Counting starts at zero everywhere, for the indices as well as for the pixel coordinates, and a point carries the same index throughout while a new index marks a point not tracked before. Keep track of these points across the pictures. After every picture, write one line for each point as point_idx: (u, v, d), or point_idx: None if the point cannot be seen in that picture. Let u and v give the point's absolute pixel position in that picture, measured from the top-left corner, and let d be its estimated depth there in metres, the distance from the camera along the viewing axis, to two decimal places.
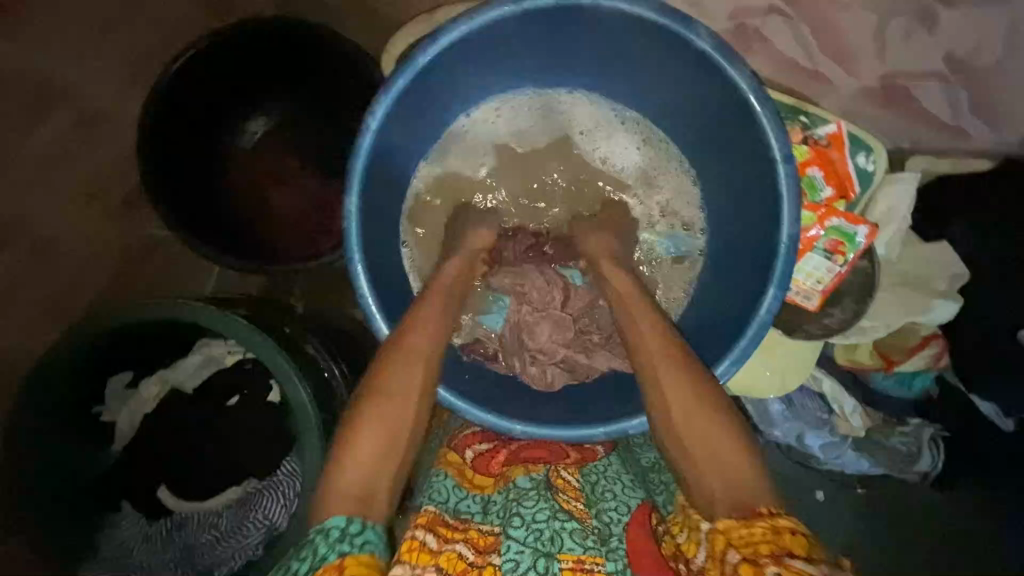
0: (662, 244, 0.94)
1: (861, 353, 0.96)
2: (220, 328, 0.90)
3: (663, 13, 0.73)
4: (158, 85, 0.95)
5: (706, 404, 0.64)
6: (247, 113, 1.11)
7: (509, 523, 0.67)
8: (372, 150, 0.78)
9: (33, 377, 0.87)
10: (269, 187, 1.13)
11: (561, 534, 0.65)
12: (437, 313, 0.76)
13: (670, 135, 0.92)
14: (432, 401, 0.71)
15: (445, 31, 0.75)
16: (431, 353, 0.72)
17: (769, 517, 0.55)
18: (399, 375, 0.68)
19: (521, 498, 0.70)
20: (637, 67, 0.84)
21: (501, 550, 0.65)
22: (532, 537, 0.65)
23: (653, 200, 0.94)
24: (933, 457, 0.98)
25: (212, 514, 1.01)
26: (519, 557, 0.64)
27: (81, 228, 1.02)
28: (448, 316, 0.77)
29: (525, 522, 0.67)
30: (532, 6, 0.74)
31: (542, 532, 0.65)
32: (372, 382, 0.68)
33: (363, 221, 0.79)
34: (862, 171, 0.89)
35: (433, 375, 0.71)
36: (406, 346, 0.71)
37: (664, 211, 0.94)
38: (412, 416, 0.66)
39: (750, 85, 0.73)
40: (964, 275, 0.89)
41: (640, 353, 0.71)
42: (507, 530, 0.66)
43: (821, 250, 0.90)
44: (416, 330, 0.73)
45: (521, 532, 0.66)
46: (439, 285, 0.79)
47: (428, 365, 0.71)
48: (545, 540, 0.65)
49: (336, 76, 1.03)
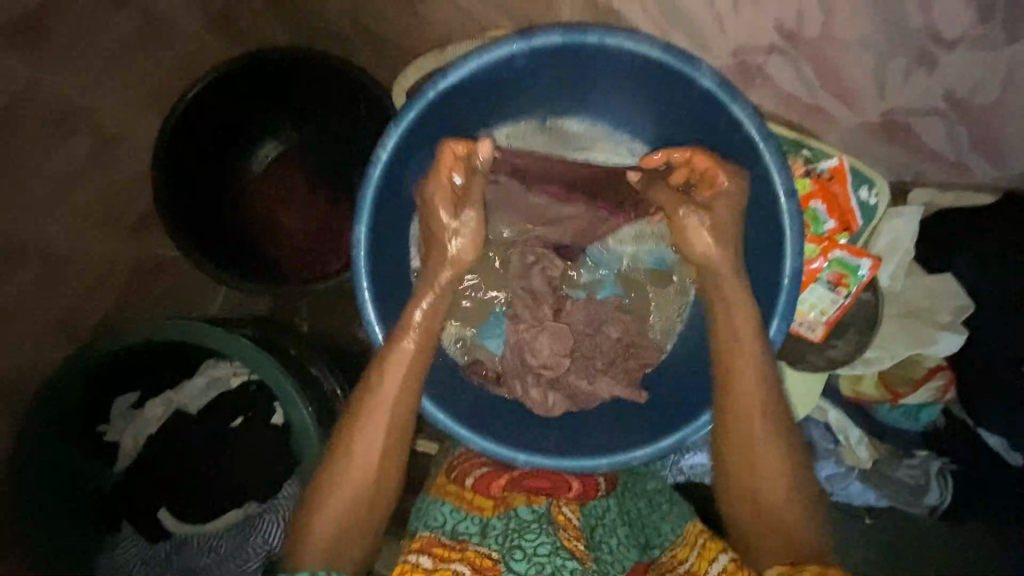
0: (645, 258, 0.95)
1: (865, 384, 0.96)
2: (227, 351, 0.91)
3: (668, 52, 0.75)
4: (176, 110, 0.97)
5: (787, 456, 0.71)
6: (258, 137, 1.14)
7: (509, 554, 0.69)
8: (382, 180, 0.80)
9: (46, 387, 0.90)
10: (279, 209, 1.15)
11: (563, 572, 0.67)
12: (411, 352, 0.75)
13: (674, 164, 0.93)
14: (404, 453, 0.75)
15: (453, 68, 0.77)
16: (401, 407, 0.74)
17: (821, 566, 0.62)
18: (363, 432, 0.73)
19: (523, 530, 0.71)
20: (640, 100, 0.86)
21: None
22: (533, 570, 0.67)
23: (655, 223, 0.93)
24: (942, 490, 0.96)
25: (212, 537, 1.00)
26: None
27: (90, 249, 1.03)
28: (428, 357, 0.77)
29: (526, 554, 0.68)
30: (539, 44, 0.76)
31: (544, 565, 0.67)
32: (340, 437, 0.73)
33: (371, 249, 0.81)
34: (864, 205, 0.90)
35: (399, 427, 0.74)
36: (375, 402, 0.73)
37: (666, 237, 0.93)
38: (374, 470, 0.72)
39: (753, 122, 0.75)
40: (970, 307, 0.89)
41: (730, 395, 0.73)
42: (508, 561, 0.68)
43: (825, 282, 0.91)
44: (384, 380, 0.74)
45: (523, 564, 0.68)
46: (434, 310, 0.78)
47: (398, 422, 0.74)
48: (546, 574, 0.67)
49: (343, 97, 1.05)
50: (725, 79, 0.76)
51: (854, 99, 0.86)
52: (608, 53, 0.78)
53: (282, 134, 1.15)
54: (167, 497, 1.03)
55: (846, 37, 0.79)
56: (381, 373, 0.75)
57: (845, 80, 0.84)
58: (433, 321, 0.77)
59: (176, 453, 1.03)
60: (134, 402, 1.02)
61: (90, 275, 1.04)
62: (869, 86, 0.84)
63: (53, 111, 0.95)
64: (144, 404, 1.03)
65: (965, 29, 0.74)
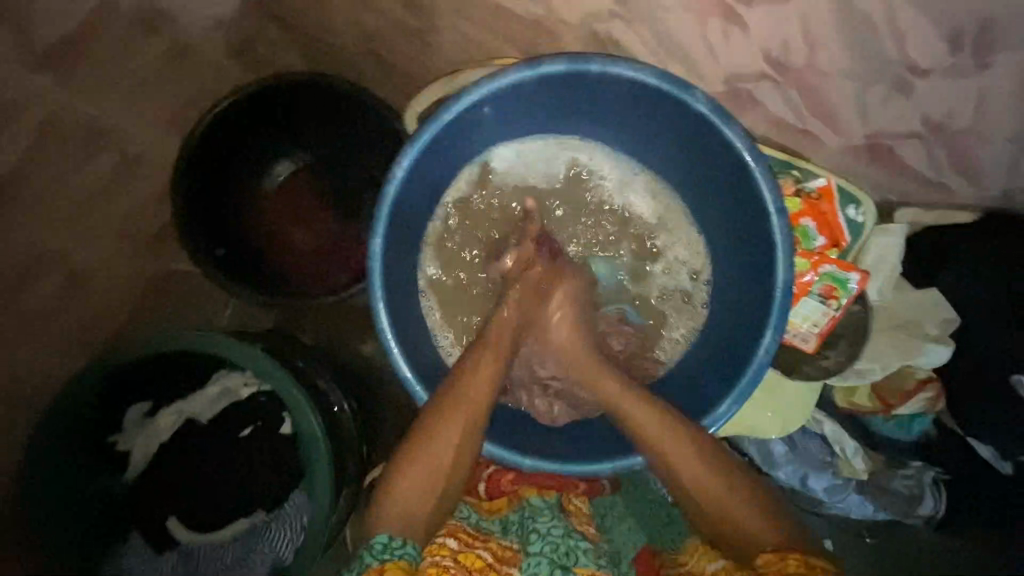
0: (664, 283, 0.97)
1: (859, 396, 0.99)
2: (240, 361, 0.94)
3: (665, 78, 0.80)
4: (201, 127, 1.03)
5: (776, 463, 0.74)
6: (273, 157, 1.18)
7: (527, 539, 0.73)
8: (396, 197, 0.84)
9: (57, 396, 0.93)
10: (292, 227, 1.19)
11: (576, 551, 0.72)
12: (492, 368, 0.80)
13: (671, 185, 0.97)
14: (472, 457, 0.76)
15: (464, 92, 0.82)
16: (480, 416, 0.77)
17: (800, 554, 0.63)
18: (445, 427, 0.75)
19: (536, 513, 0.77)
20: (641, 123, 0.90)
21: (522, 564, 0.71)
22: (550, 549, 0.72)
23: (661, 246, 0.97)
24: (935, 500, 0.98)
25: (220, 545, 1.02)
26: (539, 568, 0.70)
27: (113, 262, 1.08)
28: (499, 375, 0.81)
29: (541, 534, 0.74)
30: (546, 71, 0.82)
31: (558, 545, 0.72)
32: (423, 424, 0.76)
33: (385, 262, 0.85)
34: (851, 223, 0.95)
35: (477, 431, 0.76)
36: (459, 406, 0.76)
37: (671, 260, 0.97)
38: (456, 458, 0.74)
39: (745, 144, 0.80)
40: (955, 321, 0.93)
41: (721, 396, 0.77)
42: (527, 546, 0.73)
43: (816, 295, 0.95)
44: (467, 389, 0.78)
45: (538, 545, 0.72)
46: (493, 340, 0.83)
47: (476, 430, 0.76)
48: (562, 554, 0.72)
49: (356, 120, 1.10)
50: (719, 104, 0.81)
51: (839, 122, 0.92)
52: (610, 80, 0.83)
53: (295, 154, 1.19)
54: (179, 506, 1.04)
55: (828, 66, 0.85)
56: (463, 382, 0.78)
57: (829, 104, 0.90)
58: (503, 346, 0.83)
59: (189, 461, 1.06)
60: (147, 410, 1.04)
61: (109, 287, 1.08)
62: (851, 111, 0.89)
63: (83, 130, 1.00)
64: (156, 413, 1.04)
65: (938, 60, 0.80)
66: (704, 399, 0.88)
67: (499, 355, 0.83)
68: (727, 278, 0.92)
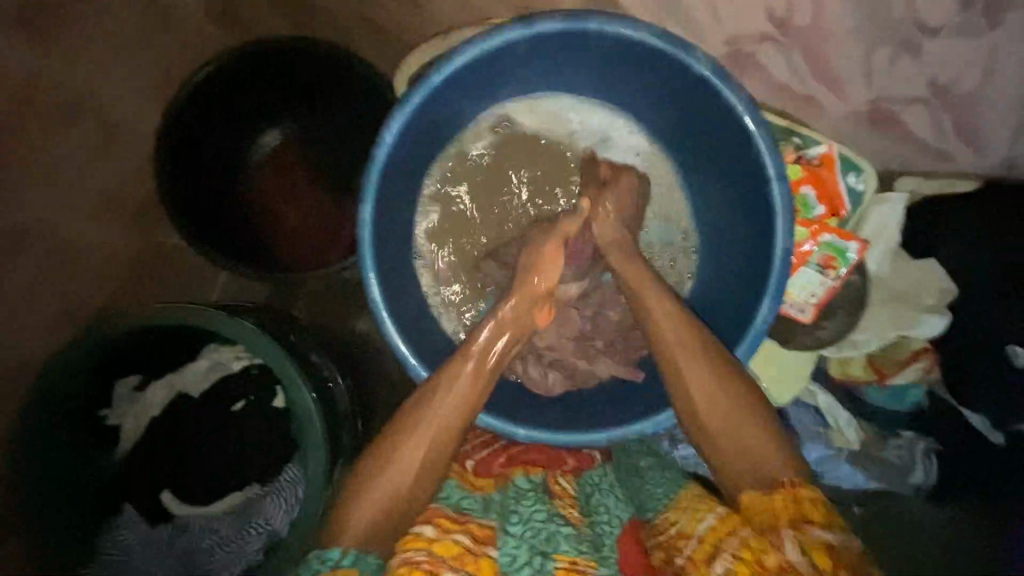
0: (655, 232, 0.96)
1: (854, 367, 1.00)
2: (229, 334, 0.92)
3: (664, 38, 0.77)
4: (167, 114, 0.99)
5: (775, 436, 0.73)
6: (261, 126, 1.14)
7: (506, 519, 0.70)
8: (387, 165, 0.82)
9: (55, 369, 0.91)
10: (282, 200, 1.15)
11: (557, 537, 0.69)
12: (475, 359, 0.79)
13: (670, 151, 0.95)
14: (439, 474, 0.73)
15: (457, 51, 0.79)
16: (452, 425, 0.74)
17: (791, 486, 0.63)
18: (423, 420, 0.73)
19: (519, 498, 0.73)
20: (640, 85, 0.87)
21: (499, 544, 0.67)
22: (530, 533, 0.68)
23: (654, 206, 0.96)
24: (927, 470, 0.97)
25: (214, 518, 1.01)
26: (517, 552, 0.67)
27: (99, 234, 1.05)
28: (488, 371, 0.80)
29: (523, 519, 0.70)
30: (540, 31, 0.78)
31: (540, 531, 0.69)
32: (401, 422, 0.74)
33: (376, 232, 0.82)
34: (852, 190, 0.93)
35: (456, 427, 0.74)
36: (430, 417, 0.74)
37: (665, 222, 0.96)
38: (431, 458, 0.71)
39: (746, 108, 0.77)
40: (953, 292, 0.92)
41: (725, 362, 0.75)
42: (506, 526, 0.69)
43: (815, 265, 0.94)
44: (441, 403, 0.75)
45: (518, 528, 0.69)
46: (483, 326, 0.83)
47: (449, 442, 0.73)
48: (542, 539, 0.68)
49: (344, 87, 1.07)
50: (720, 66, 0.78)
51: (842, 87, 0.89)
52: (608, 41, 0.80)
53: (283, 121, 1.15)
54: (170, 481, 1.03)
55: None
56: (438, 396, 0.76)
57: None
58: (494, 341, 0.81)
59: (180, 437, 1.04)
60: (136, 385, 1.02)
61: (94, 261, 1.05)
62: None
63: None
64: (147, 387, 1.03)
65: None
66: None
67: (494, 336, 0.82)
68: (724, 247, 0.91)
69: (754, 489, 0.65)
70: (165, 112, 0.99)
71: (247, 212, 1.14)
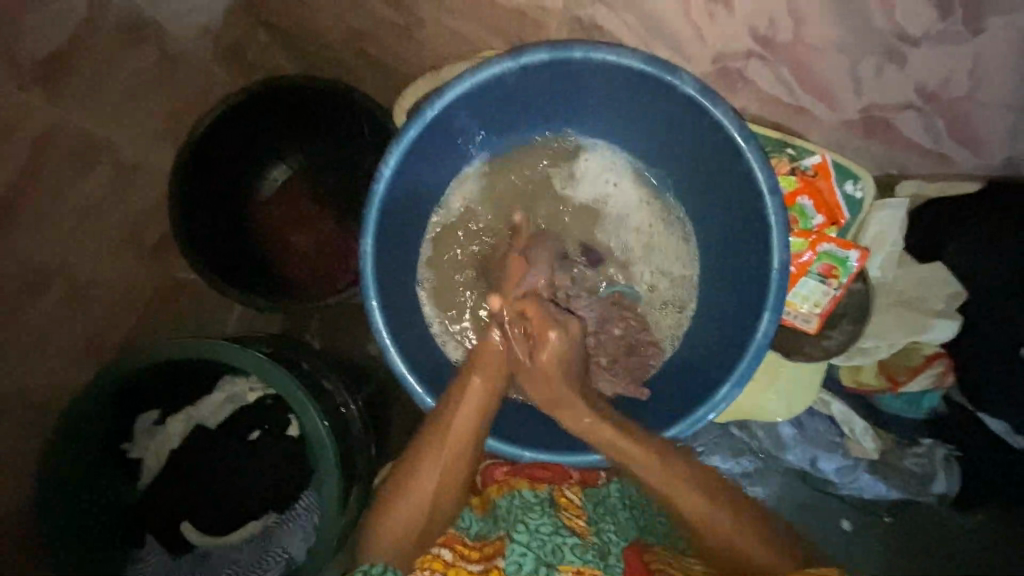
0: (660, 275, 0.97)
1: (866, 375, 0.98)
2: (241, 365, 0.94)
3: (650, 62, 0.79)
4: (188, 146, 1.02)
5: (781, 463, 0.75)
6: (270, 162, 1.19)
7: (514, 528, 0.72)
8: (386, 195, 0.84)
9: (84, 398, 0.92)
10: (292, 231, 1.20)
11: (563, 548, 0.71)
12: (477, 397, 0.79)
13: (661, 192, 0.97)
14: (456, 492, 0.77)
15: (448, 87, 0.81)
16: (458, 462, 0.77)
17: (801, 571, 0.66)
18: (433, 458, 0.76)
19: (524, 505, 0.76)
20: (632, 107, 0.89)
21: (507, 553, 0.71)
22: (535, 543, 0.70)
23: (655, 250, 0.97)
24: (948, 478, 0.98)
25: (233, 549, 1.03)
26: (523, 560, 0.69)
27: (111, 277, 1.08)
28: (489, 405, 0.80)
29: (530, 529, 0.72)
30: (528, 62, 0.81)
31: (545, 543, 0.71)
32: (406, 463, 0.77)
33: (378, 262, 0.84)
34: (850, 199, 0.92)
35: (460, 466, 0.77)
36: (444, 435, 0.77)
37: (662, 265, 0.97)
38: (435, 497, 0.75)
39: (734, 125, 0.78)
40: (961, 294, 0.91)
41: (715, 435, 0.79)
42: (513, 534, 0.72)
43: (816, 274, 0.93)
44: (456, 416, 0.78)
45: (524, 537, 0.71)
46: (487, 357, 0.82)
47: (459, 456, 0.77)
48: (547, 551, 0.70)
49: (345, 122, 1.11)
50: (706, 85, 0.79)
51: (833, 98, 0.90)
52: (594, 67, 0.82)
53: (289, 158, 1.19)
54: (185, 512, 1.05)
55: (817, 39, 0.84)
56: (450, 411, 0.78)
57: (822, 80, 0.89)
58: (496, 370, 0.82)
59: (193, 470, 1.06)
60: (157, 418, 1.05)
61: (114, 302, 1.08)
62: (845, 85, 0.88)
63: (75, 145, 0.99)
64: (166, 420, 1.05)
65: (929, 25, 0.79)
66: (707, 383, 0.87)
67: (488, 380, 0.80)
68: (721, 261, 0.92)
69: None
70: (186, 143, 1.03)
71: (257, 247, 1.18)
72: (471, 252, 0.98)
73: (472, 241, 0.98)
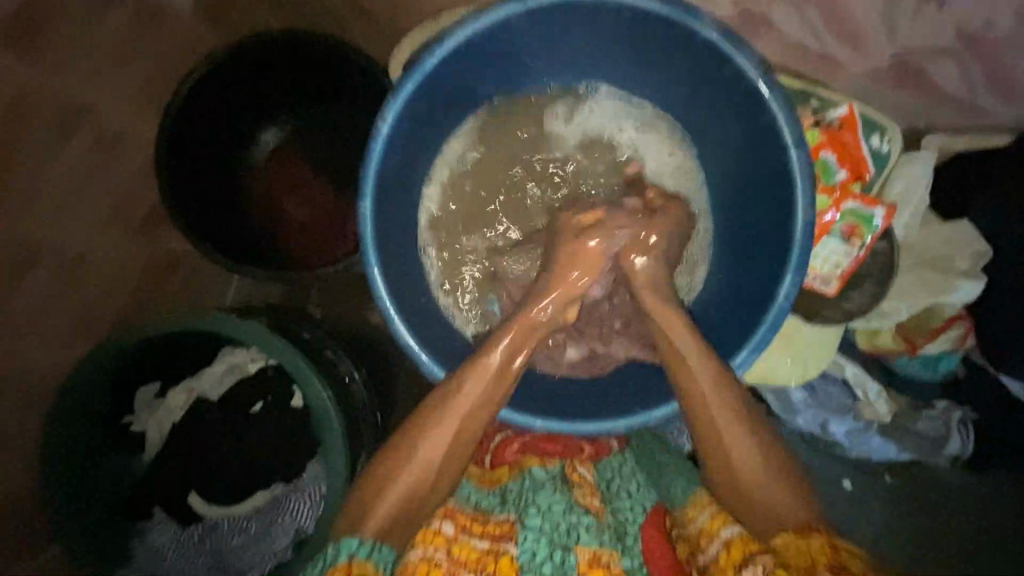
0: None
1: (881, 338, 0.96)
2: (243, 337, 0.91)
3: (668, 3, 0.73)
4: (173, 102, 0.96)
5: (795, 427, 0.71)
6: (262, 124, 1.13)
7: (525, 513, 0.70)
8: (384, 154, 0.79)
9: (79, 372, 0.90)
10: (288, 197, 1.14)
11: (577, 528, 0.69)
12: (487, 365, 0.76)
13: (677, 140, 0.92)
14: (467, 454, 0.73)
15: (449, 34, 0.76)
16: (468, 432, 0.73)
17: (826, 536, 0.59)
18: (446, 431, 0.71)
19: (537, 488, 0.74)
20: (647, 56, 0.83)
21: (517, 539, 0.68)
22: (548, 527, 0.69)
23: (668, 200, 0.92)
24: (963, 440, 0.96)
25: (242, 519, 1.02)
26: (537, 548, 0.67)
27: (104, 245, 1.04)
28: (505, 378, 0.77)
29: (541, 511, 0.70)
30: (535, 5, 0.75)
31: (557, 523, 0.69)
32: (409, 435, 0.71)
33: (377, 225, 0.80)
34: (875, 153, 0.89)
35: (470, 438, 0.73)
36: (448, 413, 0.72)
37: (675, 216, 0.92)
38: (442, 472, 0.70)
39: (758, 72, 0.73)
40: (987, 253, 0.87)
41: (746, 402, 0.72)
42: (524, 520, 0.70)
43: (838, 234, 0.88)
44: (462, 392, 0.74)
45: (537, 521, 0.69)
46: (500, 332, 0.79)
47: (472, 427, 0.73)
48: (562, 533, 0.69)
49: (340, 80, 1.04)
50: (729, 29, 0.74)
51: (864, 43, 0.88)
52: (609, 12, 0.76)
53: (281, 119, 1.13)
54: (193, 485, 1.03)
55: None
56: (455, 390, 0.74)
57: None
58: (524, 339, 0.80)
59: (193, 445, 1.04)
60: (156, 392, 1.03)
61: (107, 271, 1.04)
62: None
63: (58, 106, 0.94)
64: (166, 393, 1.03)
65: None
66: (723, 347, 0.85)
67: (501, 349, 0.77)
68: (739, 220, 0.87)
69: (786, 532, 0.62)
70: (171, 99, 0.96)
71: (252, 214, 1.12)
72: (480, 213, 0.94)
73: (478, 204, 0.94)
